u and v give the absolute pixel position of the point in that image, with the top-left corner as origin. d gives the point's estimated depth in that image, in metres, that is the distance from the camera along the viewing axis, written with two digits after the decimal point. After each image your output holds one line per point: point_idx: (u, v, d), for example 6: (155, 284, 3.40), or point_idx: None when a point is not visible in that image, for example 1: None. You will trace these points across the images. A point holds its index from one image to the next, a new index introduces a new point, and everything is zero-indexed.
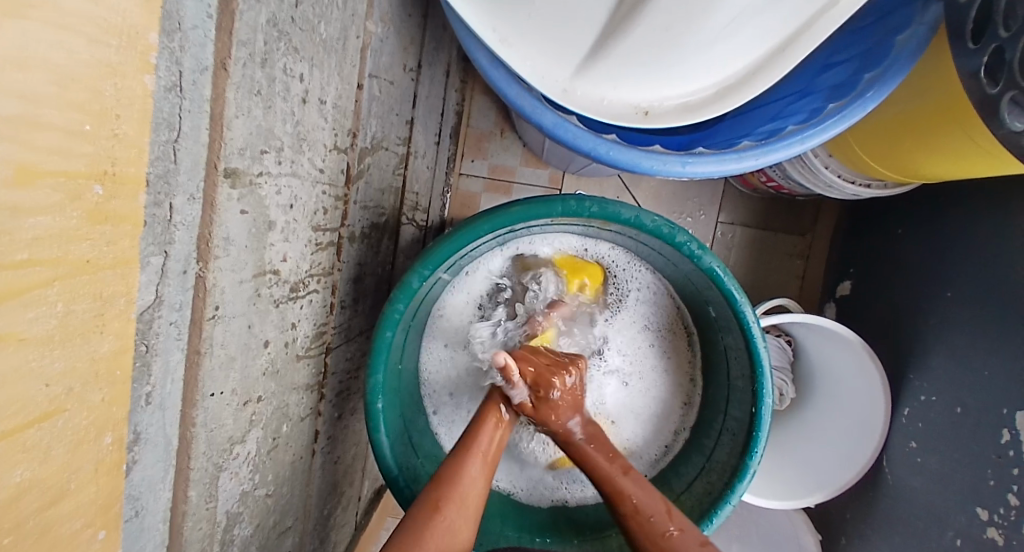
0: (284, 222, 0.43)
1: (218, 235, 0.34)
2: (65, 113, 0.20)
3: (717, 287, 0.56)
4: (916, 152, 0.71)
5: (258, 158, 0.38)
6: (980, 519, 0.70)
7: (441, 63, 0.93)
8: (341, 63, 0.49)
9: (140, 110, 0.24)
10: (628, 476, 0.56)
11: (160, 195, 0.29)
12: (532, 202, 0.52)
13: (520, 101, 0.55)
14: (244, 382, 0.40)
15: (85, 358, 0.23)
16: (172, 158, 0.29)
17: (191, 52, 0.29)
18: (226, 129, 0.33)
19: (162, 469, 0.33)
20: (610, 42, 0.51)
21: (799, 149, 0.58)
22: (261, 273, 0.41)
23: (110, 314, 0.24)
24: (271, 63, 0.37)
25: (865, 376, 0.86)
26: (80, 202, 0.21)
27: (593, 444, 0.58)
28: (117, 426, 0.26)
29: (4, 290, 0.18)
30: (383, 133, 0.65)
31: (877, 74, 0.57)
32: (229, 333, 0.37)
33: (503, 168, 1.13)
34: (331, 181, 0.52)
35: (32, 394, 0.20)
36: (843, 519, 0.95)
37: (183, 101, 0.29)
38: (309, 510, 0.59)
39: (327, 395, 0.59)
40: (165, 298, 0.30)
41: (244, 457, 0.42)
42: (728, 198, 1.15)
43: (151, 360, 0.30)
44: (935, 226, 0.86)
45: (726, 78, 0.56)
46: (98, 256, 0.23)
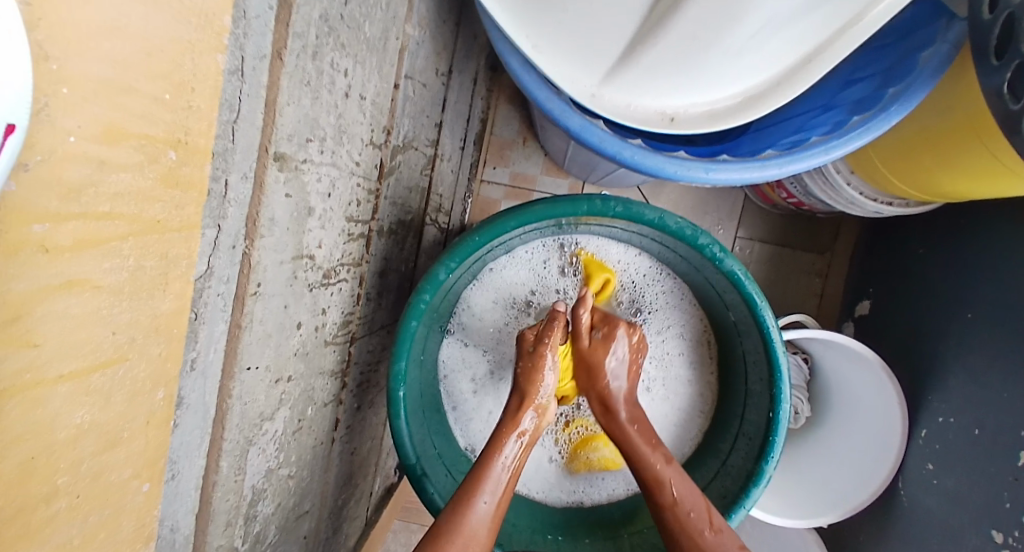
0: (322, 209, 0.45)
1: (265, 215, 0.36)
2: (149, 81, 0.22)
3: (737, 290, 0.56)
4: (941, 169, 0.71)
5: (304, 145, 0.40)
6: (995, 542, 0.68)
7: (470, 71, 0.96)
8: (381, 62, 0.52)
9: (212, 86, 0.26)
10: (668, 465, 0.58)
11: (219, 170, 0.31)
12: (557, 200, 0.53)
13: (549, 104, 0.57)
14: (277, 359, 0.42)
15: (148, 314, 0.24)
16: (231, 137, 0.31)
17: (253, 39, 0.31)
18: (278, 115, 0.35)
19: (199, 437, 0.34)
20: (637, 50, 0.53)
21: (822, 160, 0.59)
22: (299, 257, 0.43)
23: (173, 275, 0.26)
24: (321, 57, 0.39)
25: (883, 396, 0.85)
26: (156, 164, 0.23)
27: (637, 424, 0.59)
28: (170, 383, 0.27)
29: (84, 238, 0.20)
30: (414, 133, 0.67)
31: (901, 88, 0.58)
32: (268, 310, 0.39)
33: (524, 176, 1.15)
34: (366, 175, 0.54)
35: (100, 339, 0.22)
36: (858, 544, 0.92)
37: (242, 84, 0.31)
38: (326, 497, 0.60)
39: (349, 384, 0.61)
40: (216, 269, 0.32)
41: (272, 434, 0.43)
42: (747, 213, 1.15)
43: (199, 327, 0.32)
44: (958, 246, 0.85)
45: (751, 89, 0.57)
46: (168, 218, 0.24)
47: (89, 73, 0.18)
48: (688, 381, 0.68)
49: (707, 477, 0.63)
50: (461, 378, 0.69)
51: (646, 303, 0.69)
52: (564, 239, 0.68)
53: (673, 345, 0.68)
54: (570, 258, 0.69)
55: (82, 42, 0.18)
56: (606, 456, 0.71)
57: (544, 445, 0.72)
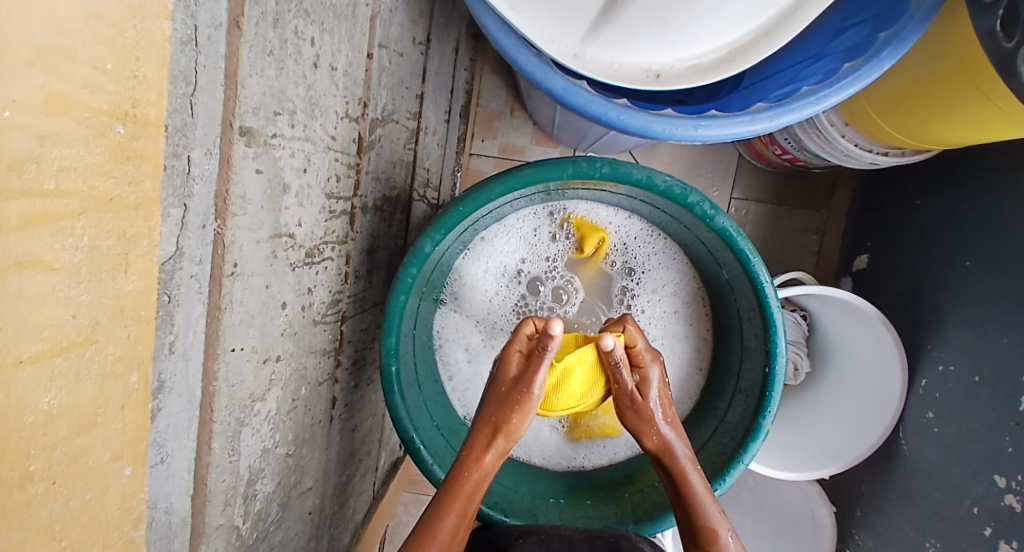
0: (298, 186, 0.44)
1: (235, 193, 0.35)
2: (92, 50, 0.20)
3: (730, 248, 0.55)
4: (933, 115, 0.70)
5: (272, 119, 0.38)
6: (998, 486, 0.69)
7: (451, 40, 0.93)
8: (351, 30, 0.50)
9: (160, 54, 0.24)
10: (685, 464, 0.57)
11: (179, 146, 0.30)
12: (542, 164, 0.52)
13: (530, 67, 0.54)
14: (263, 339, 0.41)
15: (111, 294, 0.24)
16: (190, 111, 0.30)
17: (206, 6, 0.30)
18: (241, 87, 0.34)
19: (186, 419, 0.34)
20: (619, 2, 0.50)
21: (812, 111, 0.57)
22: (277, 235, 0.42)
23: (134, 255, 0.25)
24: (283, 25, 0.38)
25: (880, 349, 0.85)
26: (105, 138, 0.22)
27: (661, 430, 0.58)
28: (143, 365, 0.27)
29: (35, 215, 0.19)
30: (393, 105, 0.66)
31: (893, 32, 0.56)
32: (249, 291, 0.38)
33: (513, 148, 1.13)
34: (343, 150, 0.53)
35: (62, 321, 0.21)
36: (858, 493, 0.94)
37: (198, 55, 0.30)
38: (329, 473, 0.61)
39: (343, 363, 0.61)
40: (186, 249, 0.31)
41: (265, 414, 0.43)
42: (741, 173, 1.13)
43: (174, 310, 0.31)
44: (955, 194, 0.84)
45: (739, 39, 0.55)
46: (122, 195, 0.23)
47: (26, 42, 0.17)
48: (685, 340, 0.68)
49: (705, 435, 0.64)
50: (458, 348, 0.69)
51: (641, 265, 0.68)
52: (554, 205, 0.67)
53: (667, 305, 0.68)
54: (559, 224, 0.68)
55: (20, 7, 0.16)
56: (604, 422, 0.72)
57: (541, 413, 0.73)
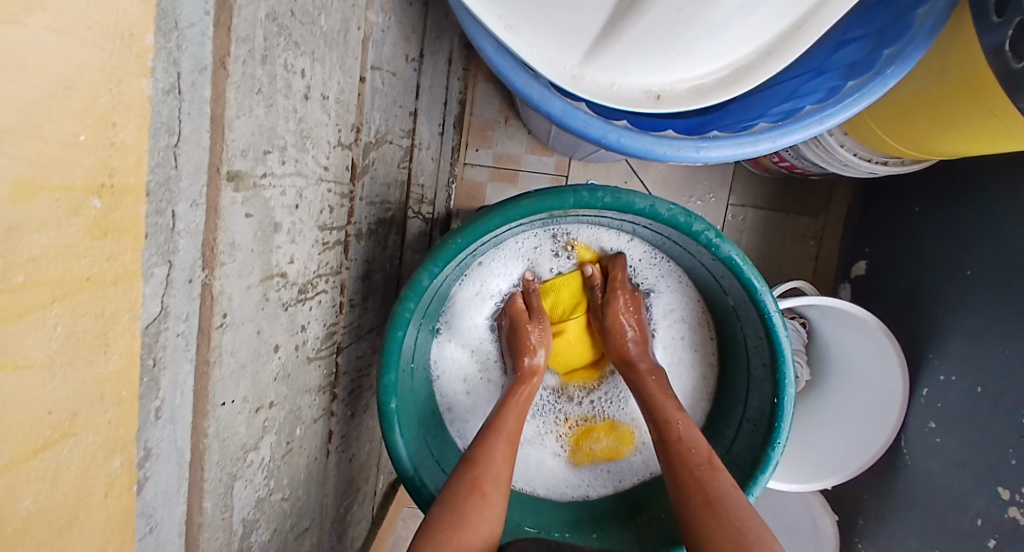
0: (290, 223, 0.42)
1: (224, 240, 0.33)
2: (59, 123, 0.18)
3: (736, 276, 0.54)
4: (933, 127, 0.69)
5: (262, 158, 0.36)
6: (1002, 499, 0.69)
7: (444, 51, 0.91)
8: (343, 56, 0.48)
9: (139, 115, 0.22)
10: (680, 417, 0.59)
11: (162, 203, 0.28)
12: (543, 194, 0.50)
13: (528, 89, 0.53)
14: (255, 388, 0.40)
15: (89, 379, 0.22)
16: (174, 163, 0.28)
17: (190, 51, 0.28)
18: (228, 130, 0.32)
19: (176, 483, 0.33)
20: (619, 25, 0.49)
21: (816, 130, 0.56)
22: (268, 277, 0.40)
23: (115, 332, 0.23)
24: (271, 60, 0.36)
25: (882, 362, 0.85)
26: (78, 217, 0.20)
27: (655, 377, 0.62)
28: (127, 447, 0.26)
29: (4, 314, 0.17)
30: (387, 126, 0.64)
31: (897, 49, 0.55)
32: (239, 340, 0.37)
33: (508, 157, 1.11)
34: (336, 179, 0.51)
35: (37, 419, 0.20)
36: (859, 502, 0.94)
37: (181, 103, 0.28)
38: (326, 508, 0.59)
39: (340, 395, 0.59)
40: (172, 308, 0.30)
41: (258, 463, 0.42)
42: (738, 180, 1.12)
43: (160, 374, 0.30)
44: (956, 204, 0.83)
45: (741, 59, 0.54)
46: (100, 273, 0.22)
47: None
48: (686, 367, 0.68)
49: None
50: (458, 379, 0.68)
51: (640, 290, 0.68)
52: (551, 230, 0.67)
53: (668, 332, 0.68)
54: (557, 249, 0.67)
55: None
56: (608, 447, 0.71)
57: (544, 441, 0.72)
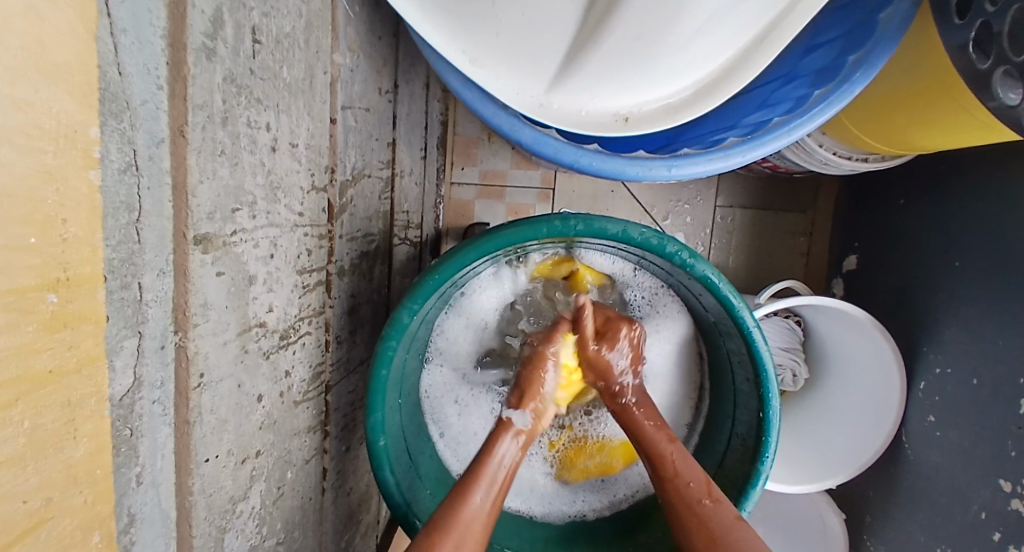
0: (265, 273, 0.43)
1: (196, 302, 0.34)
2: (8, 231, 0.19)
3: (713, 293, 0.54)
4: (908, 125, 0.69)
5: (230, 217, 0.37)
6: (1004, 491, 0.69)
7: (420, 76, 0.92)
8: (310, 102, 0.49)
9: (88, 207, 0.23)
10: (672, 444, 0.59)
11: (127, 277, 0.28)
12: (517, 226, 0.51)
13: (496, 119, 0.54)
14: (240, 439, 0.40)
15: (60, 467, 0.23)
16: (136, 238, 0.29)
17: (143, 127, 0.29)
18: (191, 196, 0.33)
19: (162, 544, 0.33)
20: (580, 54, 0.49)
21: (787, 140, 0.56)
22: (246, 329, 0.41)
23: (82, 417, 0.24)
24: (233, 120, 0.37)
25: (878, 358, 0.85)
26: (34, 315, 0.21)
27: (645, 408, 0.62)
28: (105, 522, 0.26)
29: None
30: (363, 161, 0.65)
31: (862, 54, 0.55)
32: (219, 397, 0.37)
33: (494, 173, 1.12)
34: (313, 222, 0.51)
35: (8, 513, 0.20)
36: (866, 498, 0.93)
37: (140, 180, 0.29)
38: (326, 544, 0.59)
39: (332, 432, 0.60)
40: (145, 377, 0.30)
41: (248, 512, 0.42)
42: (724, 181, 1.12)
43: (138, 441, 0.30)
44: (942, 195, 0.83)
45: (706, 77, 0.54)
46: (62, 363, 0.22)
47: None
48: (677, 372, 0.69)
49: None
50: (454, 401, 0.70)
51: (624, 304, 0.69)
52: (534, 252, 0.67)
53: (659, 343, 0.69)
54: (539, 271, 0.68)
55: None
56: (602, 464, 0.72)
57: (537, 465, 0.72)
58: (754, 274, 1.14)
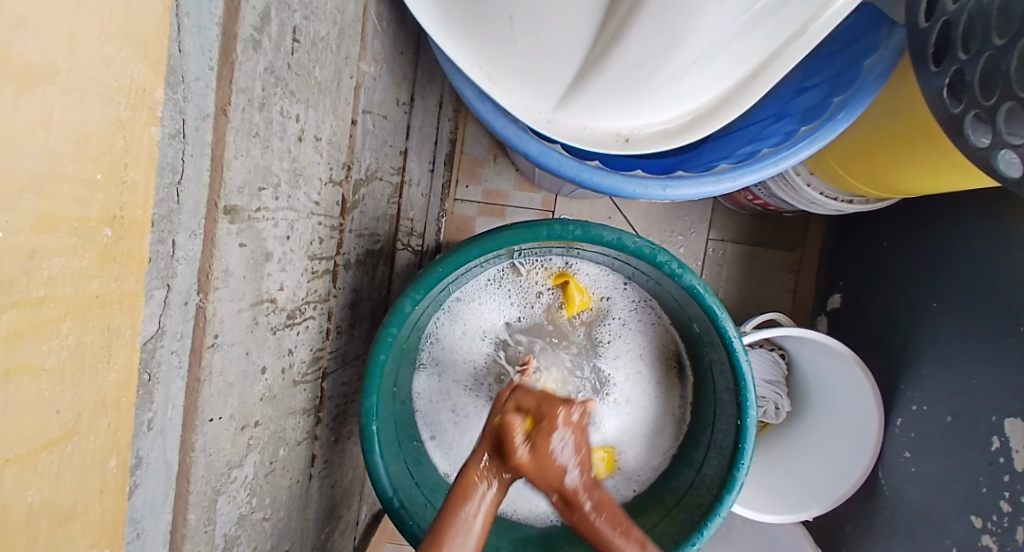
0: (281, 253, 0.46)
1: (218, 267, 0.36)
2: (80, 166, 0.22)
3: (699, 304, 0.58)
4: (889, 166, 0.74)
5: (256, 194, 0.40)
6: (975, 526, 0.71)
7: (434, 94, 0.98)
8: (335, 102, 0.52)
9: (146, 159, 0.26)
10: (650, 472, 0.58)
11: (164, 232, 0.31)
12: (520, 227, 0.55)
13: (507, 132, 0.58)
14: (241, 406, 0.42)
15: (93, 388, 0.25)
16: (176, 198, 0.32)
17: (194, 101, 0.32)
18: (226, 169, 0.36)
19: (162, 493, 0.34)
20: (587, 76, 0.54)
21: (774, 170, 0.61)
22: (259, 302, 0.43)
23: (117, 346, 0.26)
24: (268, 107, 0.40)
25: (857, 391, 0.88)
26: (92, 244, 0.23)
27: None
28: (121, 450, 0.28)
29: (25, 326, 0.20)
30: (377, 164, 0.68)
31: (846, 96, 0.61)
32: (228, 360, 0.39)
33: (497, 193, 1.16)
34: (327, 213, 0.55)
35: (45, 422, 0.22)
36: (843, 532, 0.94)
37: (185, 146, 0.32)
38: (307, 533, 0.59)
39: (323, 420, 0.61)
40: (167, 328, 0.32)
41: (241, 480, 0.43)
42: (717, 215, 1.17)
43: (154, 388, 0.32)
44: (920, 240, 0.88)
45: (702, 105, 0.59)
46: (107, 292, 0.25)
47: (20, 171, 0.19)
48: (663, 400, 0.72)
49: (683, 486, 0.66)
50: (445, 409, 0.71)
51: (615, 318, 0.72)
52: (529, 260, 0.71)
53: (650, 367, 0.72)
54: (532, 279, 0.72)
55: (12, 143, 0.18)
56: None
57: None
58: (742, 306, 1.18)
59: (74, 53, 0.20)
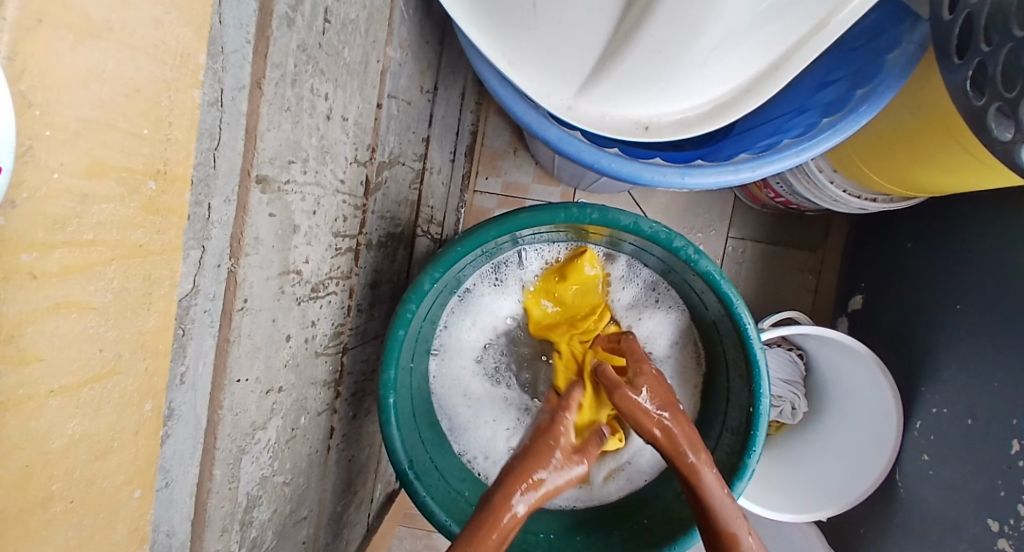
0: (307, 227, 0.47)
1: (249, 234, 0.38)
2: (130, 119, 0.24)
3: (714, 289, 0.58)
4: (913, 164, 0.73)
5: (286, 167, 0.42)
6: (992, 530, 0.69)
7: (458, 86, 0.99)
8: (362, 84, 0.54)
9: (188, 120, 0.28)
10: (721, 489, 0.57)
11: (202, 195, 0.33)
12: (538, 209, 0.56)
13: (527, 117, 0.59)
14: (267, 371, 0.44)
15: (134, 331, 0.27)
16: (212, 164, 0.33)
17: (230, 72, 0.33)
18: (259, 140, 0.37)
19: (191, 446, 0.36)
20: (607, 63, 0.54)
21: (795, 160, 0.60)
22: (285, 272, 0.45)
23: (157, 294, 0.28)
24: (299, 84, 0.42)
25: (876, 392, 0.86)
26: (137, 195, 0.25)
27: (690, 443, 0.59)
28: (157, 395, 0.30)
29: (72, 263, 0.22)
30: (400, 149, 0.70)
31: (869, 88, 0.60)
32: (256, 324, 0.41)
33: (517, 185, 1.17)
34: (351, 192, 0.56)
35: (88, 355, 0.24)
36: (857, 536, 0.92)
37: (222, 115, 0.33)
38: (324, 504, 0.62)
39: (343, 394, 0.63)
40: (201, 287, 0.34)
41: (265, 443, 0.45)
42: (738, 213, 1.16)
43: (187, 343, 0.34)
44: (944, 240, 0.86)
45: (722, 95, 0.59)
46: (150, 242, 0.27)
47: (70, 115, 0.20)
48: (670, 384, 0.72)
49: None
50: (457, 395, 0.74)
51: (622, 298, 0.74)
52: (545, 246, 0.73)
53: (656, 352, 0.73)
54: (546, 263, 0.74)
55: (68, 90, 0.20)
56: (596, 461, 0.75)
57: None
58: (761, 305, 1.16)
59: (130, 9, 0.22)
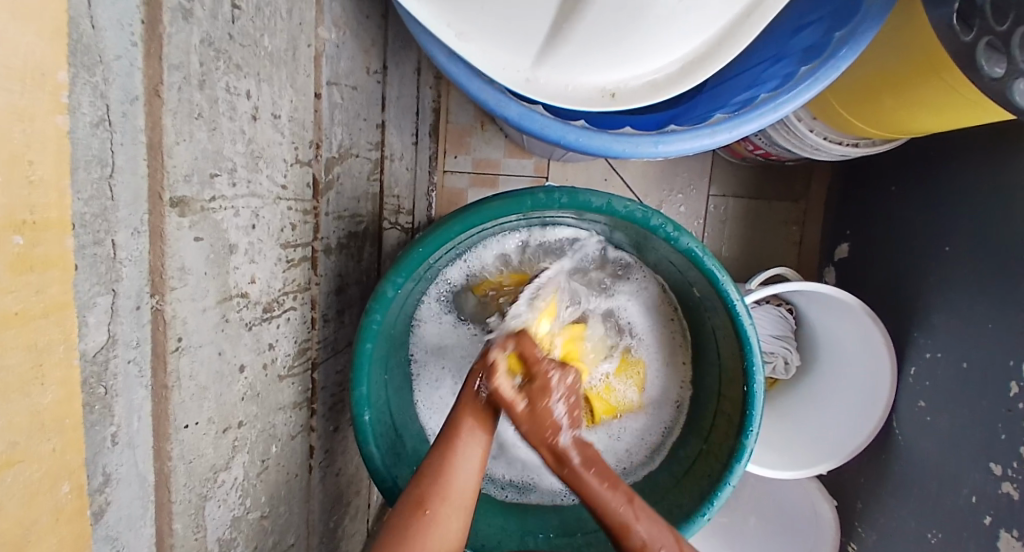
0: (246, 244, 0.42)
1: (173, 265, 0.33)
2: None
3: (698, 268, 0.56)
4: (896, 105, 0.69)
5: (208, 182, 0.37)
6: (994, 474, 0.69)
7: (411, 61, 0.92)
8: (293, 74, 0.48)
9: (54, 149, 0.24)
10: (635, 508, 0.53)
11: (100, 233, 0.28)
12: (502, 199, 0.52)
13: (483, 95, 0.53)
14: (220, 409, 0.40)
15: (25, 412, 0.23)
16: (109, 194, 0.28)
17: (117, 83, 0.28)
18: (167, 157, 0.32)
19: (140, 508, 0.33)
20: (564, 27, 0.49)
21: (773, 117, 0.56)
22: (226, 299, 0.40)
23: (49, 363, 0.24)
24: (210, 84, 0.36)
25: (868, 345, 0.85)
26: (1, 253, 0.21)
27: (592, 468, 0.54)
28: (74, 474, 0.27)
29: None
30: (350, 140, 0.64)
31: (848, 31, 0.55)
32: (197, 363, 0.37)
33: (487, 162, 1.11)
34: (297, 197, 0.51)
35: None
36: (857, 483, 0.93)
37: (113, 135, 0.28)
38: (313, 524, 0.59)
39: (319, 410, 0.60)
40: (120, 335, 0.30)
41: (231, 482, 0.42)
42: (717, 169, 1.12)
43: (113, 401, 0.30)
44: (932, 180, 0.83)
45: (692, 52, 0.54)
46: (28, 307, 0.23)
47: None
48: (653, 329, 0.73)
49: (692, 454, 0.67)
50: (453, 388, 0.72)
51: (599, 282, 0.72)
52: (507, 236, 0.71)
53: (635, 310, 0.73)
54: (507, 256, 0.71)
55: None
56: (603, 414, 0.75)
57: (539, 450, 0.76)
58: (748, 262, 1.14)
59: None
